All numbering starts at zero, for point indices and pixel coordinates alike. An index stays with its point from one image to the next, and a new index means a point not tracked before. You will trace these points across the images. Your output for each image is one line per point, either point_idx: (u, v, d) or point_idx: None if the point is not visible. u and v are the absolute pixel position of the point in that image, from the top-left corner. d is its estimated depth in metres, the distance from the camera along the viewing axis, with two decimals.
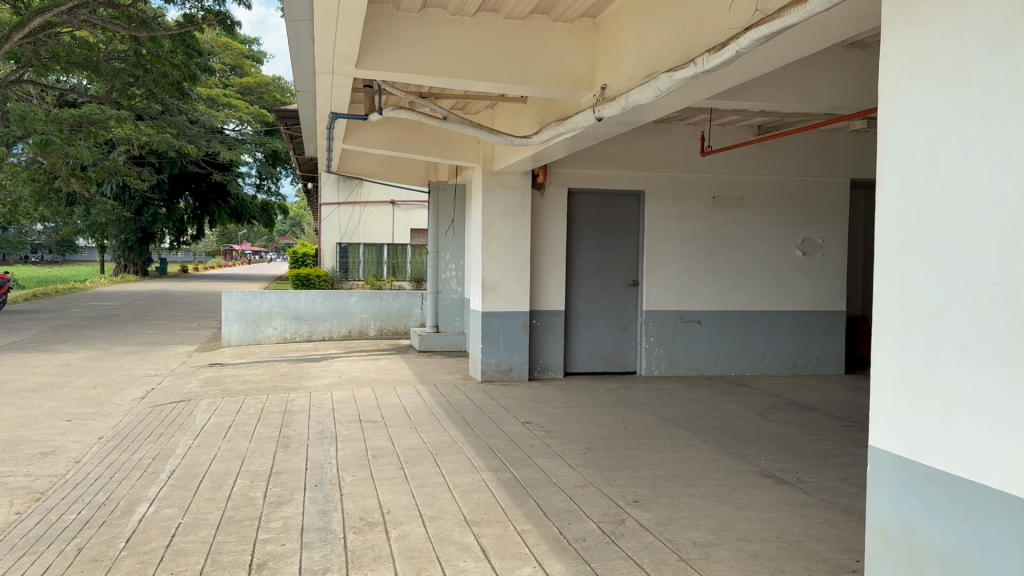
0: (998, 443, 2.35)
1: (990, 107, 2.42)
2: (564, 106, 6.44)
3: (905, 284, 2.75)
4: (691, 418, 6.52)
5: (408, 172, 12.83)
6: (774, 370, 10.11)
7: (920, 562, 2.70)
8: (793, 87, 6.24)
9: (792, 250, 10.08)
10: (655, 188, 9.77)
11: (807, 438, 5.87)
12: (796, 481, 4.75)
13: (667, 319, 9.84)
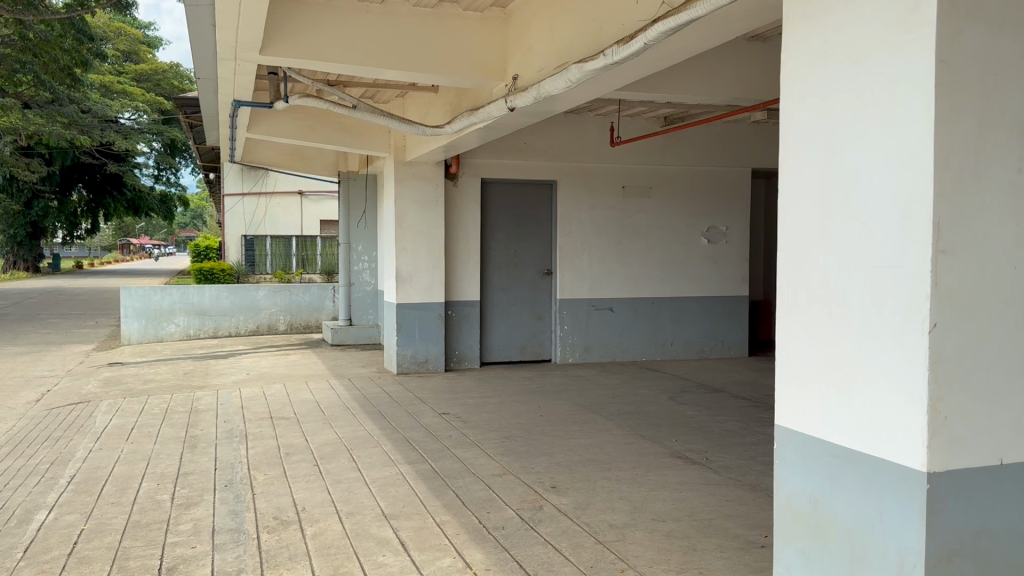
0: (900, 421, 2.50)
1: (883, 97, 2.58)
2: (474, 97, 6.41)
3: (806, 267, 2.92)
4: (605, 403, 6.64)
5: (314, 160, 12.48)
6: (683, 355, 10.40)
7: (826, 534, 2.82)
8: (696, 80, 6.40)
9: (698, 239, 10.38)
10: (567, 178, 9.86)
11: (715, 419, 6.07)
12: (706, 461, 4.90)
13: (580, 307, 9.98)
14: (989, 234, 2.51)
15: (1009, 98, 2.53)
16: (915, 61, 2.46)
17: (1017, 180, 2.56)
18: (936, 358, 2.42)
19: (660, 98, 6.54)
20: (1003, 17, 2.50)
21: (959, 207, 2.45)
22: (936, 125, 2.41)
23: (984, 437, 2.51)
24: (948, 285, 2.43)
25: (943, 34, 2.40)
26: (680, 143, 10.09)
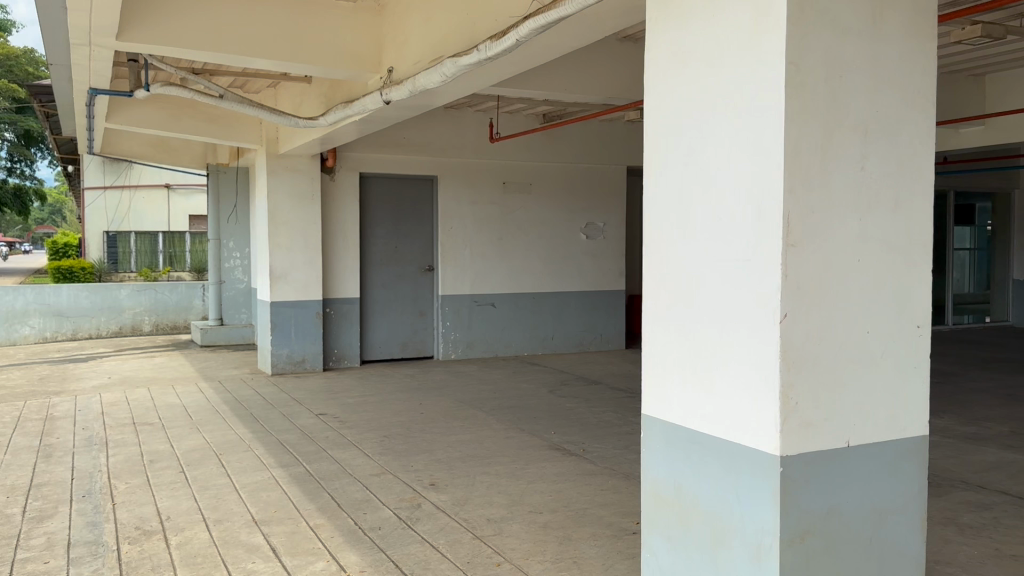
0: (755, 408, 2.61)
1: (737, 96, 2.69)
2: (348, 89, 6.30)
3: (670, 261, 3.01)
4: (486, 398, 6.66)
5: (181, 151, 11.88)
6: (564, 348, 10.58)
7: (689, 519, 2.91)
8: (572, 78, 6.50)
9: (578, 235, 10.58)
10: (447, 174, 9.81)
11: (593, 410, 6.19)
12: (582, 452, 4.98)
13: (462, 302, 9.97)
14: (836, 229, 2.64)
15: (854, 100, 2.67)
16: (766, 63, 2.57)
17: (862, 177, 2.70)
18: (788, 347, 2.54)
19: (537, 95, 6.61)
20: (848, 23, 2.63)
21: (807, 204, 2.57)
22: (786, 125, 2.52)
23: (833, 422, 2.64)
24: (797, 278, 2.56)
25: (792, 39, 2.52)
26: (559, 140, 10.24)
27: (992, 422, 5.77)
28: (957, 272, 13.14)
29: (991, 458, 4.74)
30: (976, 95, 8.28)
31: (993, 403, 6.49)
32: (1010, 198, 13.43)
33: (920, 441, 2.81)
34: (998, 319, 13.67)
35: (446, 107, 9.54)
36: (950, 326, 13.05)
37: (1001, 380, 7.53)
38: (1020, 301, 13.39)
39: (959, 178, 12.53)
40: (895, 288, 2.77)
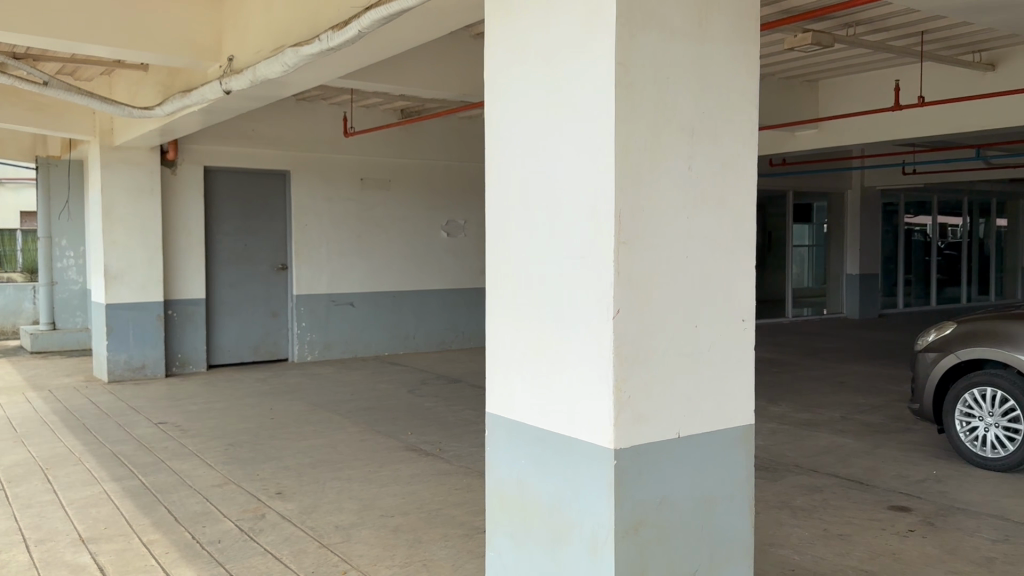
0: (591, 404, 2.64)
1: (571, 93, 2.70)
2: (187, 78, 6.01)
3: (509, 259, 2.99)
4: (342, 401, 6.51)
5: (6, 142, 11.09)
6: (425, 347, 10.64)
7: (530, 517, 2.89)
8: (427, 75, 6.46)
9: (438, 233, 10.64)
10: (300, 168, 9.53)
11: (451, 409, 6.17)
12: (438, 451, 4.94)
13: (318, 302, 9.73)
14: (665, 226, 2.70)
15: (683, 100, 2.73)
16: (598, 61, 2.59)
17: (690, 176, 2.77)
18: (620, 343, 2.58)
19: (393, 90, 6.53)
20: (676, 25, 2.68)
21: (638, 202, 2.62)
22: (616, 123, 2.55)
23: (664, 415, 2.69)
24: (629, 274, 2.60)
25: (621, 39, 2.54)
26: (418, 136, 10.23)
27: (824, 408, 6.15)
28: (796, 267, 13.98)
29: (823, 442, 5.04)
30: (810, 99, 8.84)
31: (828, 389, 6.92)
32: (844, 198, 14.25)
33: (746, 429, 2.91)
34: (834, 310, 14.53)
35: (298, 99, 9.28)
36: (790, 317, 13.80)
37: (838, 368, 8.05)
38: (853, 293, 14.25)
39: (799, 177, 13.28)
40: (721, 283, 2.86)
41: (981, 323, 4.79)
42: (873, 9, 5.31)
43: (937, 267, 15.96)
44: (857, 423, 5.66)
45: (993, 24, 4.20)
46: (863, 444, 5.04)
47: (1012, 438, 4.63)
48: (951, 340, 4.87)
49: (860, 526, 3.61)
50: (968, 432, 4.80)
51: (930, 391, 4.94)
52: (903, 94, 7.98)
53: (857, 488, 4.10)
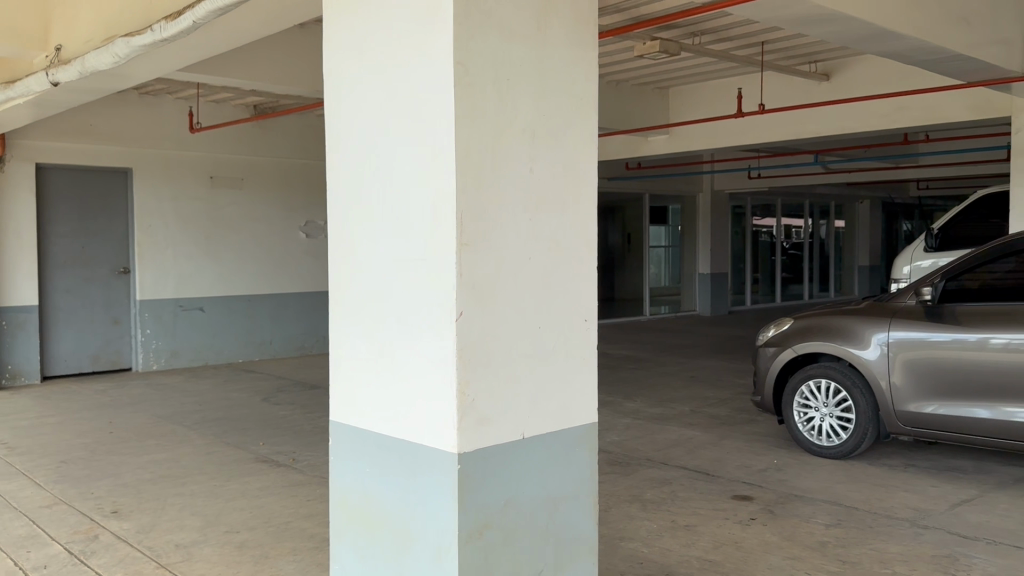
0: (434, 409, 2.58)
1: (410, 91, 2.64)
2: (11, 69, 5.60)
3: (351, 261, 2.90)
4: (190, 412, 6.22)
5: None
6: (282, 353, 10.40)
7: (374, 526, 2.82)
8: (276, 65, 6.58)
9: (296, 233, 10.45)
10: (144, 164, 9.06)
11: (307, 417, 6.01)
12: (291, 461, 4.80)
13: (164, 307, 9.28)
14: (509, 226, 2.68)
15: (525, 101, 2.72)
16: (436, 59, 2.54)
17: (532, 177, 2.75)
18: (463, 345, 2.53)
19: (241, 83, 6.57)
20: (516, 26, 2.67)
21: (480, 202, 2.58)
22: (456, 122, 2.51)
23: (508, 416, 2.67)
24: (471, 276, 2.55)
25: (460, 38, 2.50)
26: (270, 132, 9.96)
27: (676, 402, 6.41)
28: (654, 267, 14.62)
29: (673, 436, 5.24)
30: (663, 105, 9.22)
31: (680, 385, 7.19)
32: (696, 202, 14.78)
33: (589, 427, 2.95)
34: (687, 309, 15.23)
35: (140, 92, 8.82)
36: (646, 316, 14.34)
37: (693, 364, 8.38)
38: (705, 296, 14.86)
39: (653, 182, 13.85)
40: (565, 284, 2.88)
41: (815, 319, 5.13)
42: (716, 19, 5.57)
43: (781, 266, 16.93)
44: (706, 417, 5.93)
45: (824, 37, 4.48)
46: (710, 437, 5.28)
47: (845, 428, 5.01)
48: (789, 335, 5.22)
49: (707, 517, 3.75)
50: (806, 423, 5.16)
51: (771, 383, 5.28)
52: (745, 103, 8.47)
53: (704, 479, 4.26)
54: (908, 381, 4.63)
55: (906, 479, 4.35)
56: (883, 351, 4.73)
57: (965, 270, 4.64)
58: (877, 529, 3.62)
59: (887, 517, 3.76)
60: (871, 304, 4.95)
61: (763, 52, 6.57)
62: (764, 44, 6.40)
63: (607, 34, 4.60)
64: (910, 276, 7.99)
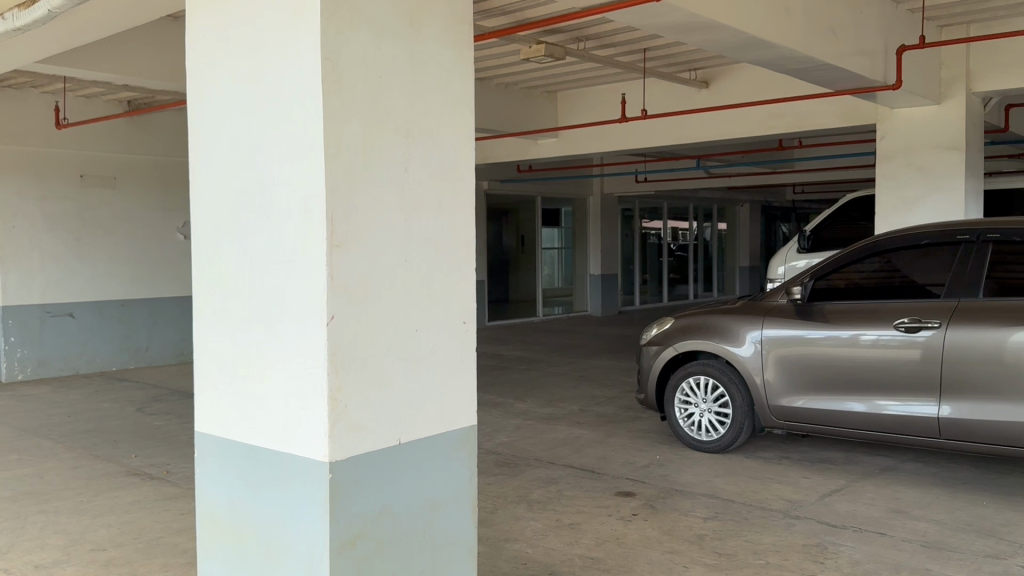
0: (305, 416, 2.52)
1: (279, 89, 2.57)
2: None
3: (218, 264, 2.80)
4: (56, 425, 5.88)
5: None
6: (161, 360, 10.01)
7: (242, 539, 2.74)
8: (150, 57, 6.48)
9: (173, 235, 10.03)
10: (8, 162, 8.57)
11: (185, 426, 5.78)
12: (166, 474, 4.61)
13: (30, 314, 8.80)
14: (383, 228, 2.63)
15: (397, 100, 2.68)
16: (305, 56, 2.48)
17: (407, 178, 2.71)
18: (334, 351, 2.47)
19: (111, 78, 6.40)
20: (386, 23, 2.63)
21: (351, 202, 2.52)
22: (324, 120, 2.45)
23: (383, 422, 2.62)
24: (343, 278, 2.49)
25: (326, 33, 2.45)
26: (146, 129, 9.57)
27: (565, 402, 6.52)
28: (547, 268, 14.80)
29: (561, 435, 5.33)
30: (550, 109, 9.40)
31: (569, 385, 7.30)
32: (587, 204, 15.18)
33: (467, 431, 2.94)
34: (580, 310, 15.54)
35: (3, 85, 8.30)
36: (539, 317, 14.64)
37: (582, 364, 8.52)
38: (596, 294, 15.32)
39: (543, 184, 14.11)
40: (442, 287, 2.84)
41: (695, 318, 5.34)
42: (598, 25, 5.90)
43: (668, 267, 17.52)
44: (594, 415, 6.06)
45: (700, 44, 4.69)
46: (597, 435, 5.40)
47: (722, 423, 5.23)
48: (670, 334, 5.42)
49: (591, 514, 3.81)
50: (687, 419, 5.37)
51: (653, 381, 5.47)
52: (628, 107, 8.71)
53: (590, 477, 4.34)
54: (780, 377, 4.88)
55: (781, 472, 4.55)
56: (757, 349, 4.98)
57: (835, 269, 4.89)
58: (752, 520, 3.76)
59: (761, 508, 3.91)
60: (747, 303, 5.18)
61: (646, 58, 6.94)
62: (647, 49, 6.76)
63: (490, 36, 4.73)
64: (785, 277, 8.39)
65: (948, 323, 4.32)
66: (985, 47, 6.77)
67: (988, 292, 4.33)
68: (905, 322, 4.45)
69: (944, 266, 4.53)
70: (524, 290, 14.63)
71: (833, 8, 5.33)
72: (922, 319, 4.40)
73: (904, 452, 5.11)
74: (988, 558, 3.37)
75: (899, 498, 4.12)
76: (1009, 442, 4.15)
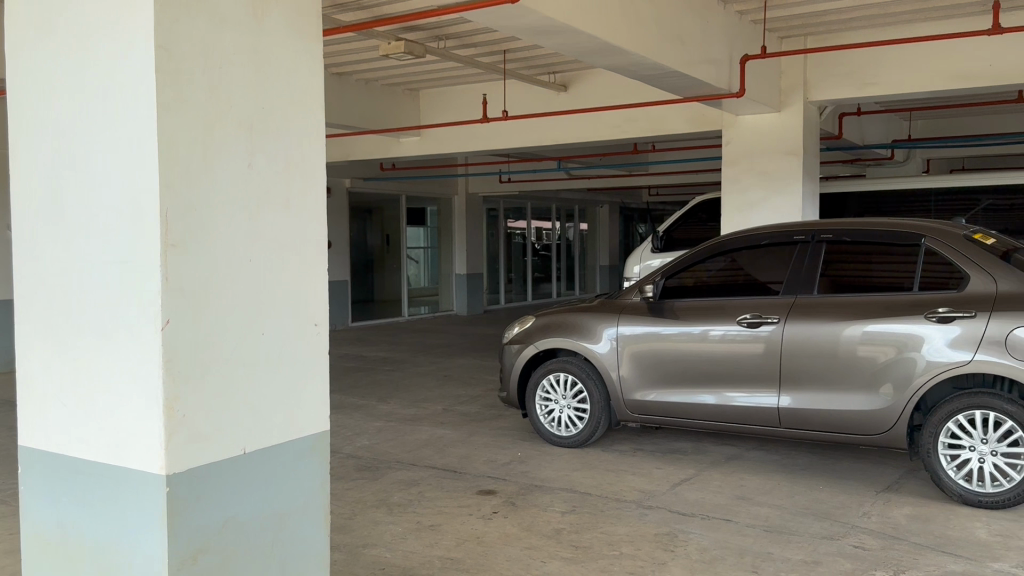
0: (139, 427, 2.38)
1: (108, 79, 2.42)
2: None
3: (42, 264, 2.61)
4: None
5: None
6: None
7: (73, 560, 2.58)
8: None
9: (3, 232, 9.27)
10: None
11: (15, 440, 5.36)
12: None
13: None
14: (226, 227, 2.52)
15: (239, 93, 2.57)
16: (137, 46, 2.34)
17: (251, 175, 2.61)
18: (170, 357, 2.36)
19: None
20: (227, 12, 2.52)
21: (188, 200, 2.40)
22: (157, 112, 2.32)
23: (225, 431, 2.52)
24: (181, 280, 2.38)
25: (160, 22, 2.33)
26: None
27: (429, 403, 6.50)
28: (413, 268, 14.71)
29: (423, 436, 5.32)
30: (413, 107, 9.36)
31: (432, 385, 7.29)
32: (451, 204, 15.24)
33: (319, 436, 2.87)
34: (446, 310, 15.61)
35: None
36: (405, 318, 14.56)
37: (445, 364, 8.53)
38: (461, 294, 15.43)
39: (408, 183, 14.06)
40: (292, 289, 2.76)
41: (555, 316, 5.46)
42: (457, 24, 5.95)
43: (533, 266, 17.86)
44: (457, 415, 6.08)
45: (556, 47, 4.80)
46: (460, 435, 5.42)
47: (580, 418, 5.38)
48: (531, 332, 5.51)
49: (450, 514, 3.81)
50: (547, 416, 5.48)
51: (515, 379, 5.56)
52: (490, 108, 8.80)
53: (451, 478, 4.35)
54: (634, 372, 5.07)
55: (636, 463, 4.72)
56: (613, 346, 5.15)
57: (685, 267, 5.12)
58: (607, 512, 3.87)
59: (616, 500, 4.04)
60: (603, 301, 5.35)
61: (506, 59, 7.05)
62: (506, 50, 6.88)
63: (344, 31, 4.65)
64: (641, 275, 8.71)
65: (786, 318, 4.61)
66: (822, 59, 7.25)
67: (821, 289, 4.65)
68: (747, 318, 4.72)
69: (782, 264, 4.82)
70: (390, 290, 14.48)
71: (682, 18, 5.57)
72: (763, 315, 4.68)
73: (748, 440, 5.42)
74: (822, 539, 3.62)
75: (743, 485, 4.36)
76: (838, 429, 4.47)
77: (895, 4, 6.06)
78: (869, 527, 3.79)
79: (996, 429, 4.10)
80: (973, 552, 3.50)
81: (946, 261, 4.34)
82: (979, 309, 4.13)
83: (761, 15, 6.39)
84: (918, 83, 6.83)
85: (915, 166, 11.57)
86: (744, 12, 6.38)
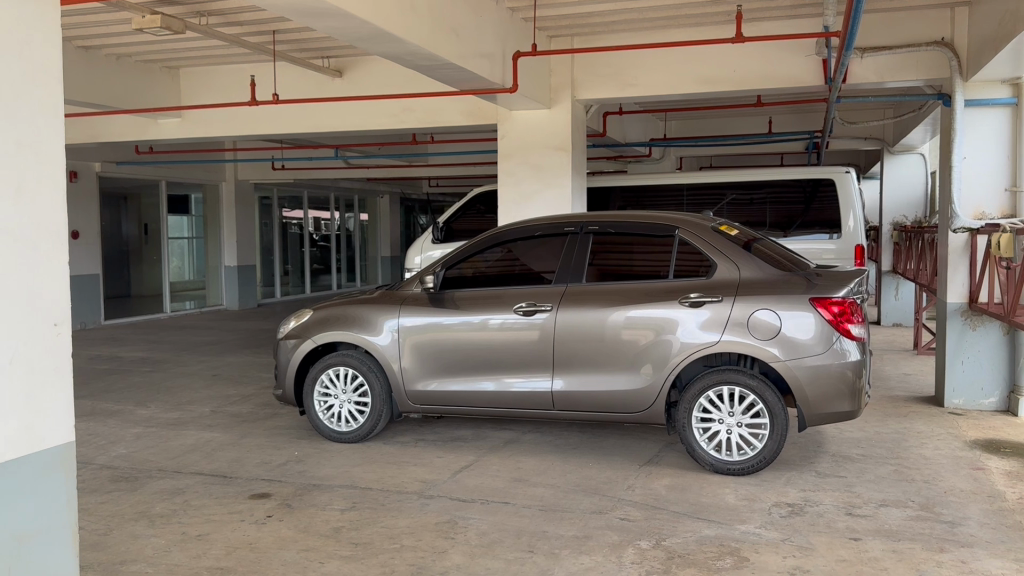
0: None
1: None
2: None
3: None
4: None
5: None
6: None
7: None
8: None
9: None
10: None
11: None
12: None
13: None
14: None
15: None
16: None
17: None
18: None
19: None
20: None
21: None
22: None
23: None
24: None
25: None
26: None
27: (194, 405, 6.07)
28: (175, 259, 13.67)
29: (188, 441, 4.96)
30: (174, 87, 8.69)
31: (197, 385, 6.81)
32: (219, 191, 14.34)
33: (63, 449, 2.56)
34: (214, 305, 14.59)
35: None
36: (167, 313, 13.47)
37: (213, 362, 8.01)
38: (232, 286, 14.59)
39: (169, 168, 13.04)
40: (27, 284, 2.42)
41: (332, 309, 5.31)
42: None
43: (310, 258, 17.29)
44: (227, 416, 5.73)
45: (328, 31, 4.66)
46: (230, 437, 5.11)
47: (361, 412, 5.29)
48: (308, 326, 5.32)
49: (220, 522, 3.59)
50: (326, 412, 5.33)
51: (291, 375, 5.33)
52: (259, 90, 8.39)
53: (220, 483, 4.09)
54: (415, 363, 5.07)
55: (417, 454, 4.73)
56: (393, 337, 5.12)
57: (463, 258, 5.19)
58: (389, 505, 3.84)
59: (397, 492, 4.02)
60: (383, 292, 5.30)
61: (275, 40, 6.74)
62: (276, 30, 6.57)
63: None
64: (421, 265, 8.74)
65: (558, 306, 4.82)
66: (586, 61, 7.67)
67: (589, 277, 4.91)
68: (523, 307, 4.88)
69: (554, 255, 5.04)
70: None
71: (457, 11, 5.64)
72: (537, 304, 4.86)
73: (525, 425, 5.62)
74: (593, 514, 3.83)
75: (520, 468, 4.52)
76: (605, 409, 4.75)
77: (650, 12, 6.55)
78: (633, 499, 4.07)
79: (741, 403, 4.58)
80: (721, 515, 3.88)
81: (697, 251, 4.76)
82: (724, 294, 4.58)
83: (531, 13, 6.64)
84: (671, 87, 7.43)
85: (671, 163, 12.61)
86: (515, 9, 6.58)
